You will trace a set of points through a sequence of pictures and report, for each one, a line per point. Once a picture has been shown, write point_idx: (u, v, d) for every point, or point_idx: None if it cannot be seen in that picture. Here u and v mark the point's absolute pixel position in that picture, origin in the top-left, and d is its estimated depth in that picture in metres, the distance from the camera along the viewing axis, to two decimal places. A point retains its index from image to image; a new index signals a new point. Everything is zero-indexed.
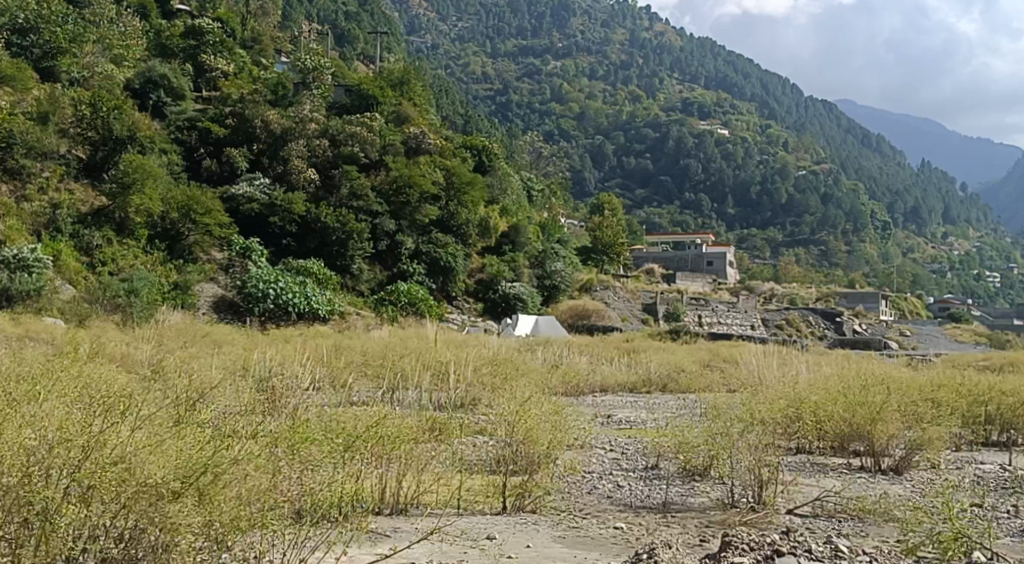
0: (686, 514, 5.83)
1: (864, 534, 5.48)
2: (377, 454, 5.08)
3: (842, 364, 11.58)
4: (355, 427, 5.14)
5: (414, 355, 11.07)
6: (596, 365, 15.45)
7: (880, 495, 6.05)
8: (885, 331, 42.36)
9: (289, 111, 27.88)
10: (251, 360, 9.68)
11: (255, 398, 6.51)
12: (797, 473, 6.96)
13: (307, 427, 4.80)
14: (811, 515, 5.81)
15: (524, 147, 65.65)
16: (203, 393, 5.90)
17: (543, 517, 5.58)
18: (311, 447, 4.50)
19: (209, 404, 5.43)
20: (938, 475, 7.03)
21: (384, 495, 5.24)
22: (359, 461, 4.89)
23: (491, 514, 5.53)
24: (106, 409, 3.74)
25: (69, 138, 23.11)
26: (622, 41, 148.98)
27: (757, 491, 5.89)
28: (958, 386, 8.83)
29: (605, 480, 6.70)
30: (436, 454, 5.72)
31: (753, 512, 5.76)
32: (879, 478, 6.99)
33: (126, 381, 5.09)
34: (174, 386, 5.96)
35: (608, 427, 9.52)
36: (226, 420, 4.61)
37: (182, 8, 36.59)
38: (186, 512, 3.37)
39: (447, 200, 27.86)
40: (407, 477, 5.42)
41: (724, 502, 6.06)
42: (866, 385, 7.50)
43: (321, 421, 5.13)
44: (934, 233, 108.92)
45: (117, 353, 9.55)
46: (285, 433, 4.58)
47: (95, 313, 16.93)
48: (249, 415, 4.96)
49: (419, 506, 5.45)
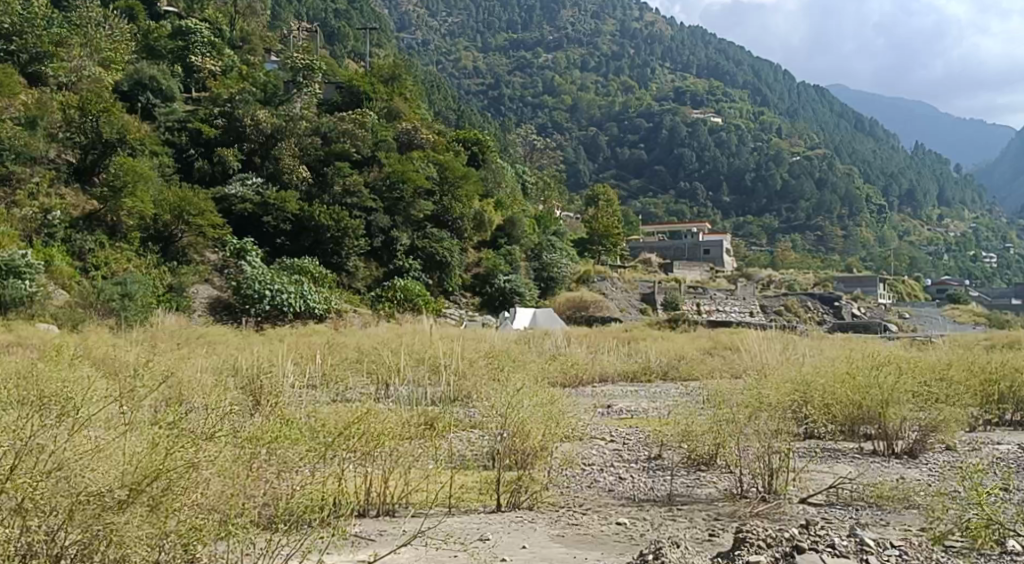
0: (692, 506, 5.62)
1: (883, 522, 5.27)
2: (359, 454, 4.84)
3: (844, 348, 11.38)
4: (337, 424, 4.96)
5: (408, 351, 10.84)
6: (596, 355, 15.26)
7: (898, 481, 5.86)
8: (884, 314, 42.25)
9: (279, 110, 27.64)
10: (239, 361, 9.42)
11: (236, 400, 6.31)
12: (806, 459, 6.75)
13: (283, 425, 4.62)
14: (824, 504, 5.61)
15: (519, 140, 65.34)
16: (182, 399, 5.77)
17: (540, 514, 5.37)
18: (289, 445, 4.35)
19: (183, 406, 5.28)
20: (954, 457, 6.86)
21: (365, 495, 5.04)
22: (342, 459, 4.69)
23: (484, 512, 5.33)
24: (51, 416, 3.64)
25: (59, 142, 22.85)
26: (614, 31, 148.28)
27: (767, 481, 5.72)
28: (970, 365, 8.62)
29: (607, 473, 6.48)
30: (427, 449, 5.51)
31: (761, 503, 5.57)
32: (893, 461, 6.82)
33: (96, 386, 4.99)
34: (152, 391, 5.81)
35: (608, 418, 9.30)
36: (195, 422, 4.47)
37: (170, 10, 36.29)
38: (132, 520, 3.25)
39: (441, 195, 27.55)
40: (394, 476, 5.19)
41: (731, 493, 5.85)
42: (877, 365, 7.26)
43: (302, 419, 4.97)
44: (930, 215, 108.85)
45: (101, 358, 9.28)
46: (259, 431, 4.42)
47: (89, 318, 16.69)
48: (225, 413, 4.82)
49: (407, 505, 5.24)
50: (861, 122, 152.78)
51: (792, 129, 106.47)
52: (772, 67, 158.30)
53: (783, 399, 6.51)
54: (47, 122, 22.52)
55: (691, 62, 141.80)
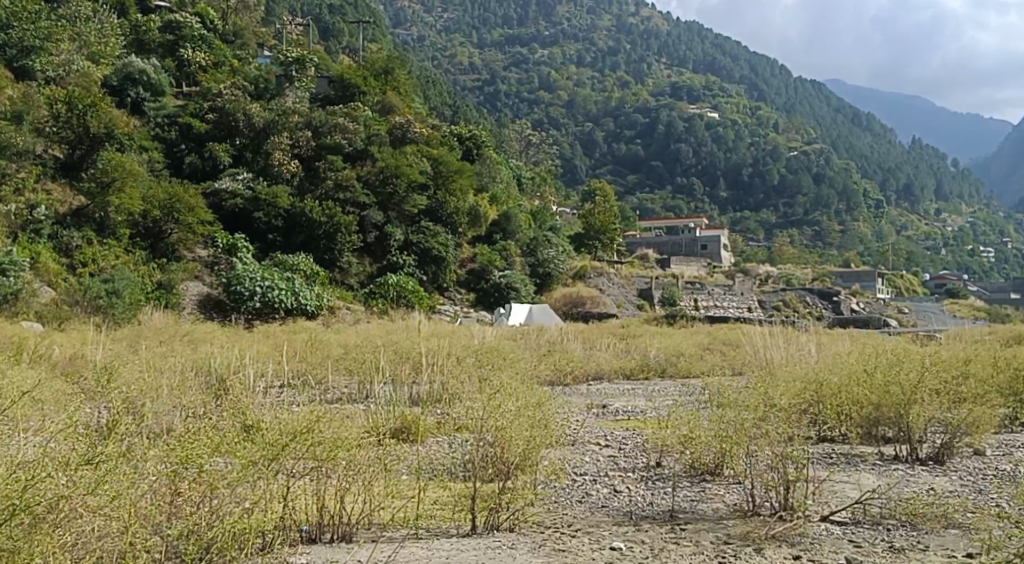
0: (697, 526, 5.16)
1: (923, 547, 4.82)
2: (308, 468, 4.44)
3: (852, 343, 10.96)
4: (291, 426, 4.55)
5: (392, 349, 10.33)
6: (592, 351, 14.78)
7: (932, 498, 5.39)
8: (883, 308, 41.87)
9: (269, 105, 27.06)
10: (208, 358, 9.05)
11: (188, 414, 5.95)
12: (824, 468, 6.30)
13: (225, 435, 4.33)
14: (849, 523, 5.16)
15: (515, 135, 64.67)
16: (127, 412, 5.48)
17: (522, 537, 4.90)
18: (219, 456, 4.13)
19: (109, 419, 4.96)
20: (983, 464, 6.48)
21: (318, 517, 4.63)
22: (289, 473, 4.35)
23: (457, 536, 4.88)
24: None
25: (45, 136, 21.94)
26: (609, 27, 147.30)
27: (783, 496, 5.23)
28: (995, 362, 8.16)
29: (600, 484, 6.02)
30: (395, 461, 5.01)
31: (776, 522, 5.10)
32: (918, 469, 6.39)
33: (15, 394, 4.77)
34: (95, 403, 5.54)
35: (603, 419, 8.85)
36: (105, 437, 4.21)
37: (160, 5, 35.59)
38: None
39: (435, 189, 26.95)
40: (352, 495, 4.70)
41: (741, 509, 5.42)
42: (895, 362, 6.78)
43: (251, 423, 4.59)
44: (926, 209, 108.52)
45: (69, 360, 8.85)
46: (183, 444, 4.17)
47: (74, 316, 16.15)
48: (153, 437, 4.52)
49: (370, 527, 4.80)
50: (857, 118, 152.57)
51: (789, 123, 106.11)
52: (768, 64, 157.87)
53: (795, 398, 6.06)
54: (34, 116, 21.84)
55: (686, 58, 141.11)
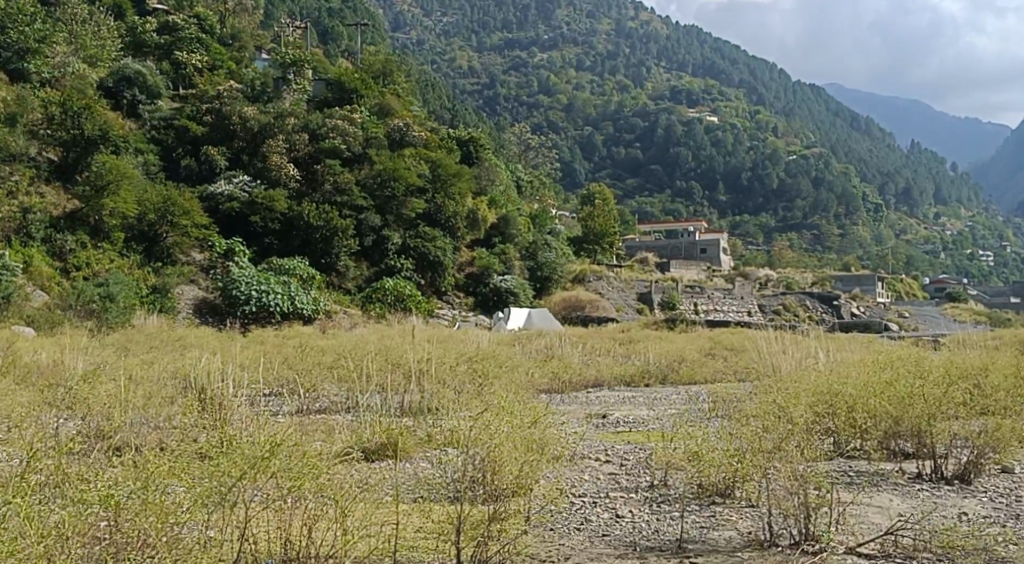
0: (711, 557, 4.88)
1: None
2: (276, 493, 4.18)
3: (856, 353, 10.64)
4: (256, 440, 4.31)
5: (383, 355, 10.06)
6: (590, 358, 14.45)
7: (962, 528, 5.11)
8: (883, 313, 41.57)
9: (266, 107, 26.69)
10: (191, 365, 8.80)
11: (167, 430, 5.76)
12: (844, 489, 6.02)
13: (183, 457, 4.14)
14: (877, 556, 4.87)
15: (515, 139, 64.35)
16: (89, 435, 5.26)
17: None
18: (172, 482, 3.92)
19: (66, 437, 4.73)
20: (1011, 485, 6.26)
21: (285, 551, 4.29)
22: (252, 500, 4.11)
23: None
24: None
25: (39, 139, 21.67)
26: (609, 31, 147.31)
27: (799, 524, 4.94)
28: (1011, 369, 7.92)
29: (601, 508, 5.75)
30: (383, 488, 4.75)
31: (795, 553, 4.82)
32: (945, 490, 6.17)
33: None
34: (54, 416, 5.33)
35: (605, 430, 8.61)
36: (48, 463, 4.01)
37: (159, 7, 35.30)
38: None
39: (434, 192, 26.54)
40: (330, 525, 4.39)
41: (757, 539, 5.12)
42: (909, 373, 6.50)
43: (212, 440, 4.35)
44: (925, 214, 108.32)
45: (48, 367, 8.61)
46: (135, 469, 3.97)
47: (67, 320, 15.71)
48: (107, 460, 4.31)
49: None
50: (856, 121, 152.54)
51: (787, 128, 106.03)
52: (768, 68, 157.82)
53: (804, 409, 5.80)
54: (28, 118, 21.68)
55: (687, 61, 140.94)
